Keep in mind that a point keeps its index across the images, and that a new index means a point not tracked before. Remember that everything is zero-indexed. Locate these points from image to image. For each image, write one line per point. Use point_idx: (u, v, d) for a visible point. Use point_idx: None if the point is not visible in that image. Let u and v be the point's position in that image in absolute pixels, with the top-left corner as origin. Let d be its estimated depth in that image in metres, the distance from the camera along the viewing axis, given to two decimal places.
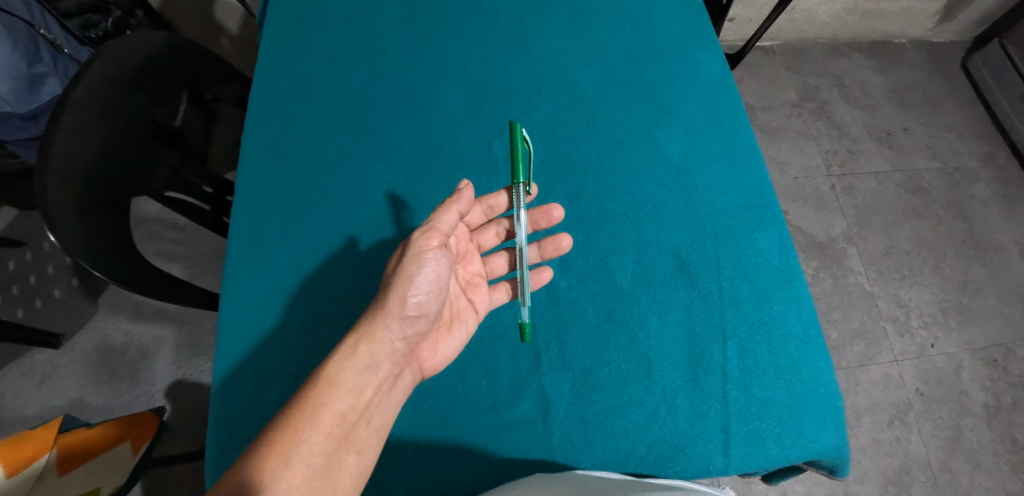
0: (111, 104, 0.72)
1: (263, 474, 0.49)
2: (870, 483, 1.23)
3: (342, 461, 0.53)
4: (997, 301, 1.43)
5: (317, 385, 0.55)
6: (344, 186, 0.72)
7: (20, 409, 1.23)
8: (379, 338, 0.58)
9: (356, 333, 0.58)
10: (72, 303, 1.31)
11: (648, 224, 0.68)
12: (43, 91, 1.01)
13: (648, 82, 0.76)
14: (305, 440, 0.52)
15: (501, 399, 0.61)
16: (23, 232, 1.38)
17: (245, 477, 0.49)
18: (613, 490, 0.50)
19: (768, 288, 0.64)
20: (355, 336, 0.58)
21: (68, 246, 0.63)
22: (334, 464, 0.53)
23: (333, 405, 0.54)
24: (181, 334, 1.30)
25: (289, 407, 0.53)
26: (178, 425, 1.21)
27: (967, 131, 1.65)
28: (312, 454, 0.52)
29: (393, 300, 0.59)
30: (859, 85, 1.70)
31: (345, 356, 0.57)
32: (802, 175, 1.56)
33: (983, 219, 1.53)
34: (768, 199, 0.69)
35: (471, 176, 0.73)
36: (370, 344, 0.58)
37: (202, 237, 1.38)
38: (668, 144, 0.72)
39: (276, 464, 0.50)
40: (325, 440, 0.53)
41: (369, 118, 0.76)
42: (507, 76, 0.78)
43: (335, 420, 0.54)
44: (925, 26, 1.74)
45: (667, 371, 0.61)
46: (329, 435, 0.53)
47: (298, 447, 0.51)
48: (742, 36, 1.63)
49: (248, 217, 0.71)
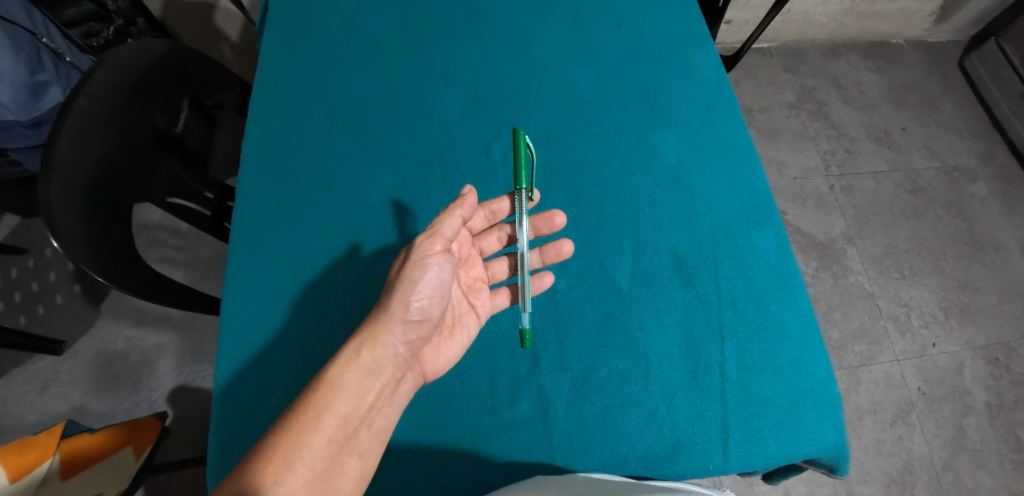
0: (114, 112, 0.73)
1: (264, 478, 0.49)
2: (872, 483, 1.23)
3: (344, 465, 0.54)
4: (998, 299, 1.43)
5: (321, 388, 0.55)
6: (344, 191, 0.73)
7: (22, 416, 1.23)
8: (381, 343, 0.59)
9: (358, 337, 0.58)
10: (73, 309, 1.32)
11: (646, 225, 0.68)
12: (46, 98, 1.01)
13: (644, 84, 0.77)
14: (307, 444, 0.52)
15: (501, 399, 0.61)
16: (25, 240, 1.38)
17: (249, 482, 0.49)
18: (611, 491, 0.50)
19: (765, 288, 0.65)
20: (358, 340, 0.58)
21: (72, 251, 0.63)
22: (336, 469, 0.53)
23: (336, 409, 0.55)
24: (182, 340, 1.30)
25: (291, 411, 0.54)
26: (180, 431, 1.21)
27: (965, 131, 1.65)
28: (314, 457, 0.52)
29: (395, 303, 0.60)
30: (856, 85, 1.70)
31: (348, 360, 0.57)
32: (800, 176, 1.57)
33: (983, 218, 1.53)
34: (764, 199, 0.69)
35: (470, 180, 0.74)
36: (375, 348, 0.58)
37: (203, 243, 1.39)
38: (665, 146, 0.73)
39: (279, 467, 0.50)
40: (327, 444, 0.53)
41: (368, 124, 0.77)
42: (504, 79, 0.78)
43: (337, 424, 0.54)
44: (921, 26, 1.74)
45: (666, 370, 0.61)
46: (331, 439, 0.53)
47: (300, 450, 0.52)
48: (739, 38, 1.64)
49: (249, 221, 0.71)
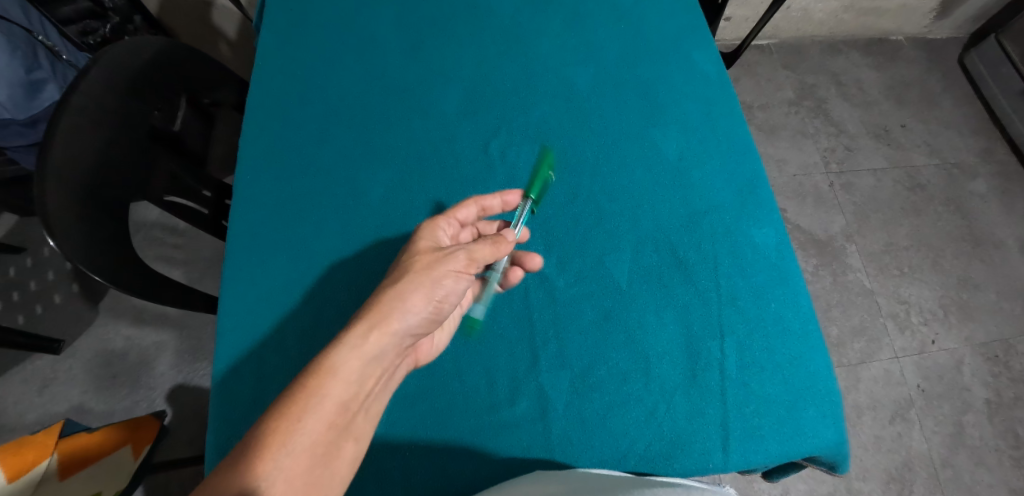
0: (110, 110, 0.73)
1: (263, 464, 0.48)
2: (872, 480, 1.23)
3: (340, 448, 0.53)
4: (997, 297, 1.43)
5: (319, 371, 0.52)
6: (342, 189, 0.72)
7: (21, 415, 1.23)
8: (391, 330, 0.55)
9: (365, 321, 0.54)
10: (72, 308, 1.32)
11: (645, 223, 0.68)
12: (42, 97, 1.01)
13: (643, 81, 0.76)
14: (304, 431, 0.50)
15: (500, 398, 0.60)
16: (24, 238, 1.38)
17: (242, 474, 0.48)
18: (609, 488, 0.50)
19: (765, 285, 0.65)
20: (365, 325, 0.54)
21: (69, 250, 0.63)
22: (329, 450, 0.52)
23: (335, 394, 0.52)
24: (181, 339, 1.30)
25: (287, 395, 0.51)
26: (179, 429, 1.21)
27: (965, 128, 1.65)
28: (311, 444, 0.50)
29: (418, 295, 0.56)
30: (856, 82, 1.70)
31: (350, 345, 0.53)
32: (800, 173, 1.56)
33: (983, 215, 1.53)
34: (764, 196, 0.69)
35: (467, 177, 0.73)
36: (384, 334, 0.55)
37: (201, 242, 1.38)
38: (664, 142, 0.72)
39: (274, 455, 0.48)
40: (323, 430, 0.51)
41: (365, 121, 0.76)
42: (502, 76, 0.78)
43: (335, 409, 0.52)
44: (920, 23, 1.74)
45: (665, 368, 0.61)
46: (331, 424, 0.52)
47: (297, 438, 0.50)
48: (738, 35, 1.63)
49: (247, 220, 0.71)
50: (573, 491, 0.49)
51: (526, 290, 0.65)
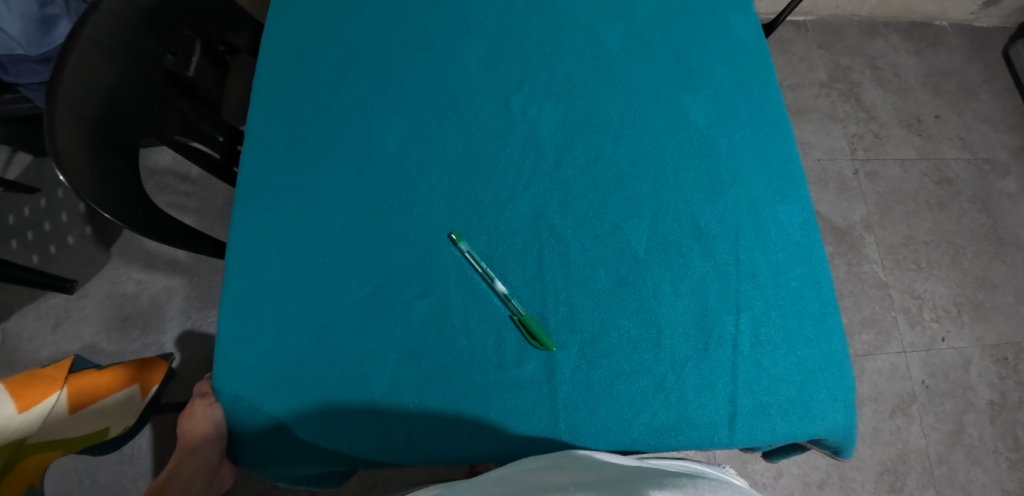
0: (122, 45, 0.70)
1: None
2: (866, 470, 1.23)
3: None
4: (1014, 299, 1.40)
5: None
6: (356, 136, 0.68)
7: (34, 351, 1.25)
8: None
9: None
10: (85, 250, 1.32)
11: (666, 191, 0.65)
12: (55, 34, 0.95)
13: (676, 44, 0.73)
14: None
15: (507, 357, 0.59)
16: (36, 178, 1.37)
17: (212, 385, 0.61)
18: (608, 482, 0.46)
19: (786, 263, 0.63)
20: None
21: (77, 184, 0.62)
22: None
23: None
24: (191, 285, 1.31)
25: None
26: (187, 372, 1.24)
27: (1001, 123, 1.59)
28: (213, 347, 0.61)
29: None
30: (892, 67, 1.63)
31: None
32: (824, 158, 1.52)
33: (1008, 215, 1.48)
34: (792, 172, 0.67)
35: (483, 132, 0.68)
36: None
37: (213, 191, 1.38)
38: (692, 108, 0.69)
39: None
40: None
41: (382, 67, 0.72)
42: (528, 29, 0.73)
43: None
44: (968, 9, 1.65)
45: (677, 340, 0.59)
46: None
47: None
48: (773, 9, 1.57)
49: (258, 163, 0.67)
50: (570, 484, 0.47)
51: (540, 251, 0.62)
